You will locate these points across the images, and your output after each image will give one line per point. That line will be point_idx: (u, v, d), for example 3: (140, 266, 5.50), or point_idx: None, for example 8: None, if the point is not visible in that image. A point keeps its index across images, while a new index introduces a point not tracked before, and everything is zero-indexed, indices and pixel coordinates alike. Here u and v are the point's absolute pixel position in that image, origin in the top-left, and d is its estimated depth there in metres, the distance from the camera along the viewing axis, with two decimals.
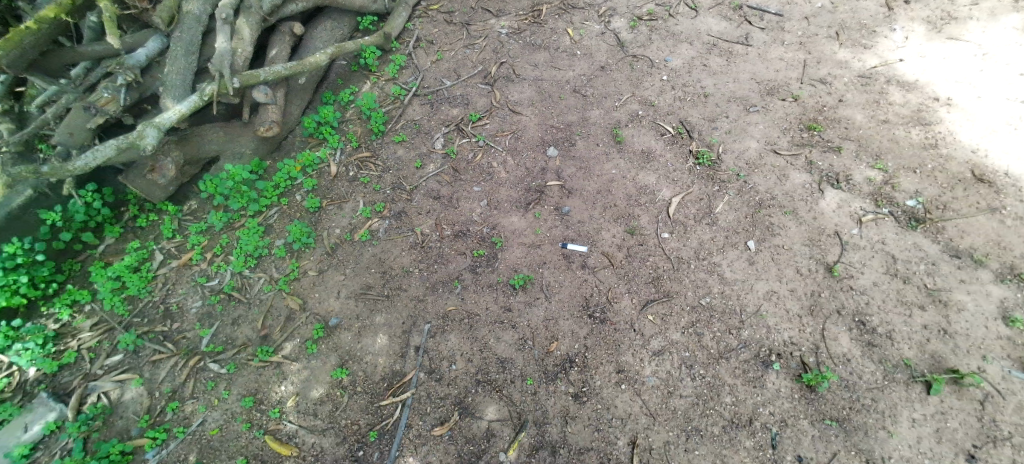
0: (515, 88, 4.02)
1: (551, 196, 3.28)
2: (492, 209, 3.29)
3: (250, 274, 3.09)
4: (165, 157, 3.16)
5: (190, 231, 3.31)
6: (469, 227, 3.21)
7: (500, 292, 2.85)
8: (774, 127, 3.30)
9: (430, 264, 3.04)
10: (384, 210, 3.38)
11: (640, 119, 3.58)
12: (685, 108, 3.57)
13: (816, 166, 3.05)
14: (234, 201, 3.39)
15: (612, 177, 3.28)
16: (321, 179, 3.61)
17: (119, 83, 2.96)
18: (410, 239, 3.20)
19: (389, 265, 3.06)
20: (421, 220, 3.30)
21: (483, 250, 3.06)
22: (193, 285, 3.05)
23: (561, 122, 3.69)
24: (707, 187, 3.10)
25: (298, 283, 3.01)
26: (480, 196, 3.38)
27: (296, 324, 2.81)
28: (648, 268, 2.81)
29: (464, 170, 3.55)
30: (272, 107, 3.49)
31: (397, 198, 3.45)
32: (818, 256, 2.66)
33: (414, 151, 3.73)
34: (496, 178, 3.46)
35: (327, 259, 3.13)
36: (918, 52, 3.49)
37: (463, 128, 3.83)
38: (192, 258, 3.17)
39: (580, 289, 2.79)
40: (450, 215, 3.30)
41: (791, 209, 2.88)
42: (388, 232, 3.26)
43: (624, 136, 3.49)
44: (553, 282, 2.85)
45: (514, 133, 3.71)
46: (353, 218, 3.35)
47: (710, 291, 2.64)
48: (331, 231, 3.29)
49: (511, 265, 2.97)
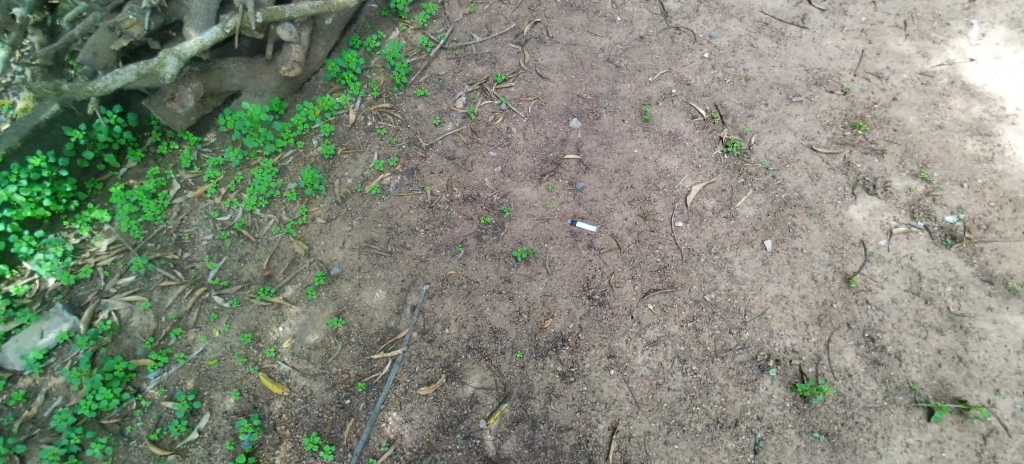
0: (546, 51, 3.84)
1: (567, 169, 3.19)
2: (505, 176, 3.21)
3: (260, 214, 3.12)
4: (185, 87, 3.16)
5: (208, 165, 3.34)
6: (480, 193, 3.16)
7: (501, 262, 2.82)
8: (816, 120, 3.10)
9: (437, 225, 3.02)
10: (398, 165, 3.35)
11: (673, 98, 3.40)
12: (722, 90, 3.36)
13: (854, 168, 2.87)
14: (251, 139, 3.38)
15: (634, 156, 3.15)
16: (338, 126, 3.58)
17: (144, 7, 2.93)
18: (420, 198, 3.17)
19: (397, 222, 3.06)
20: (433, 179, 3.26)
21: (490, 218, 3.03)
22: (206, 218, 3.11)
23: (589, 93, 3.53)
24: (732, 179, 2.95)
25: (306, 229, 3.03)
26: (495, 161, 3.30)
27: (299, 268, 2.86)
28: (657, 256, 2.73)
29: (482, 133, 3.46)
30: (295, 47, 3.40)
31: (411, 155, 3.41)
32: (836, 264, 2.52)
33: (434, 108, 3.65)
34: (514, 144, 3.37)
35: (337, 208, 3.14)
36: (993, 53, 3.16)
37: (487, 88, 3.72)
38: (207, 191, 3.22)
39: (584, 269, 2.74)
40: (463, 178, 3.25)
41: (818, 211, 2.74)
42: (399, 188, 3.23)
43: (652, 114, 3.33)
44: (557, 259, 2.80)
45: (539, 99, 3.57)
46: (366, 170, 3.33)
47: (716, 287, 2.55)
48: (343, 180, 3.28)
49: (517, 237, 2.93)
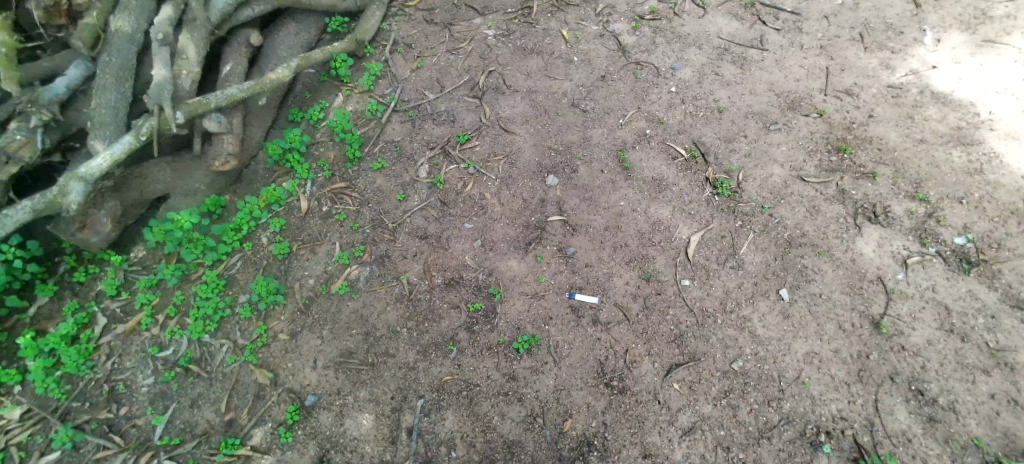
0: (506, 102, 3.58)
1: (553, 233, 2.90)
2: (488, 250, 2.90)
3: (209, 341, 2.68)
4: (97, 209, 2.67)
5: (138, 287, 2.85)
6: (463, 274, 2.83)
7: (500, 357, 2.50)
8: (799, 147, 2.99)
9: (422, 321, 2.68)
10: (365, 253, 2.98)
11: (648, 139, 3.20)
12: (698, 125, 3.20)
13: (849, 195, 2.76)
14: (188, 250, 2.93)
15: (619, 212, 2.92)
16: (289, 216, 3.17)
17: (33, 123, 2.44)
18: (396, 290, 2.82)
19: (373, 324, 2.69)
20: (407, 265, 2.91)
21: (479, 303, 2.71)
22: (143, 357, 2.64)
23: (561, 143, 3.27)
24: (729, 222, 2.77)
25: (267, 352, 2.62)
26: (474, 234, 2.99)
27: (266, 405, 2.46)
28: (670, 324, 2.48)
29: (453, 203, 3.14)
30: (229, 136, 3.00)
31: (378, 239, 3.04)
32: (860, 307, 2.37)
33: (395, 181, 3.29)
34: (490, 212, 3.06)
35: (300, 318, 2.73)
36: (953, 58, 3.17)
37: (450, 150, 3.39)
38: (140, 322, 2.74)
39: (593, 351, 2.46)
40: (440, 259, 2.91)
41: (826, 249, 2.59)
42: (370, 281, 2.86)
43: (631, 161, 3.11)
44: (564, 344, 2.50)
45: (508, 157, 3.27)
46: (328, 265, 2.94)
47: (742, 352, 2.33)
48: (304, 281, 2.88)
49: (513, 322, 2.62)
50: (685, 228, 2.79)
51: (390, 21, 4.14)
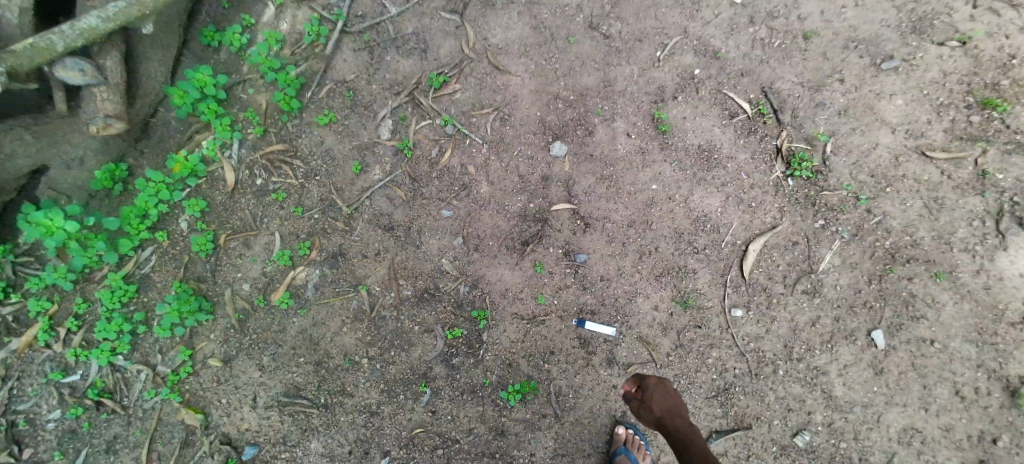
0: (496, 15, 2.37)
1: (557, 229, 2.16)
2: (471, 251, 2.20)
3: (124, 366, 2.09)
4: None
5: (30, 290, 2.13)
6: (440, 284, 2.18)
7: (486, 403, 2.00)
8: (922, 101, 2.00)
9: (389, 349, 2.11)
10: (313, 251, 2.24)
11: (698, 84, 2.17)
12: (770, 62, 2.12)
13: (993, 183, 1.88)
14: (78, 255, 2.13)
15: (654, 202, 2.10)
16: (212, 190, 2.32)
17: None
18: (354, 304, 2.18)
19: (325, 352, 2.11)
20: (367, 269, 2.22)
21: (460, 330, 2.09)
22: (45, 383, 2.07)
23: (573, 88, 2.27)
24: (804, 221, 1.97)
25: (194, 384, 2.08)
26: (454, 226, 2.24)
27: (196, 455, 1.99)
28: (711, 370, 1.90)
29: (426, 181, 2.31)
30: (103, 89, 2.03)
31: (329, 229, 2.28)
32: (988, 366, 1.73)
33: (349, 143, 2.36)
34: (474, 196, 2.27)
35: (234, 339, 2.14)
36: None
37: (421, 100, 2.36)
38: (35, 338, 2.09)
39: (608, 403, 1.96)
40: (410, 260, 2.22)
41: (946, 270, 1.83)
42: (321, 290, 2.20)
43: (670, 121, 2.16)
44: (568, 391, 1.98)
45: (499, 110, 2.32)
46: (267, 265, 2.23)
47: (812, 421, 1.81)
48: (237, 288, 2.21)
49: (503, 357, 2.04)
50: (752, 222, 2.00)
51: None
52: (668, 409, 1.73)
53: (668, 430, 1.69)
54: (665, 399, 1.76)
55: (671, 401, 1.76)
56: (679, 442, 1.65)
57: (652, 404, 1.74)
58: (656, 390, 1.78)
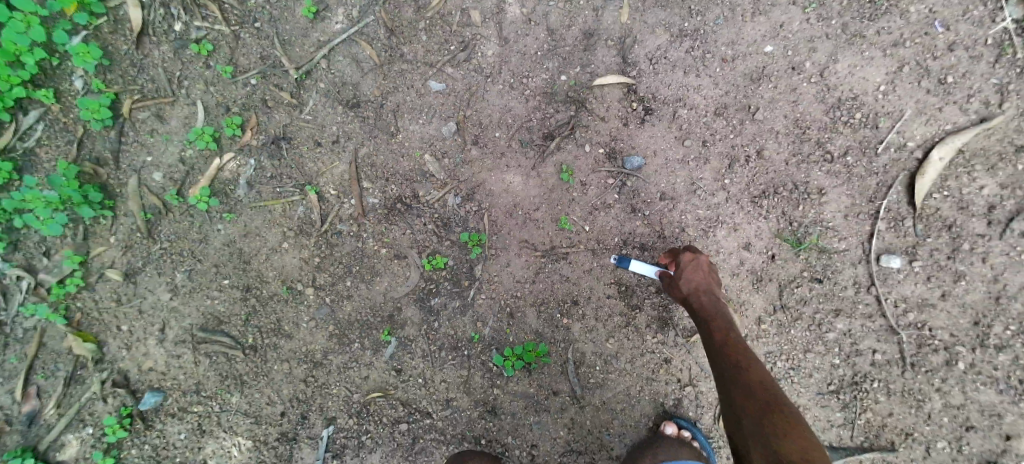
0: None
1: (596, 115, 1.43)
2: (467, 146, 1.49)
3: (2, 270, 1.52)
4: None
5: None
6: (421, 190, 1.49)
7: (473, 366, 1.45)
8: None
9: (343, 278, 1.49)
10: (246, 132, 1.58)
11: None
12: None
13: None
14: None
15: (793, 85, 1.35)
16: (106, 35, 1.59)
17: None
18: (301, 211, 1.53)
19: (258, 274, 1.52)
20: (320, 163, 1.55)
21: (445, 258, 1.46)
22: None
23: None
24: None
25: (88, 301, 1.55)
26: (444, 107, 1.51)
27: (83, 399, 1.51)
28: (832, 353, 1.36)
29: (407, 37, 1.53)
30: None
31: (269, 104, 1.58)
32: None
33: None
34: (477, 61, 1.50)
35: (140, 246, 1.56)
36: None
37: None
38: None
39: (653, 386, 1.43)
40: (382, 156, 1.52)
41: None
42: (256, 189, 1.56)
43: None
44: (595, 361, 1.43)
45: None
46: (184, 150, 1.59)
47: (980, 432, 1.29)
48: (145, 178, 1.58)
49: (502, 302, 1.45)
50: (940, 126, 1.29)
51: None
52: (701, 287, 1.19)
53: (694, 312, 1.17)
54: (702, 276, 1.21)
55: (709, 278, 1.21)
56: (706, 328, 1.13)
57: (678, 278, 1.21)
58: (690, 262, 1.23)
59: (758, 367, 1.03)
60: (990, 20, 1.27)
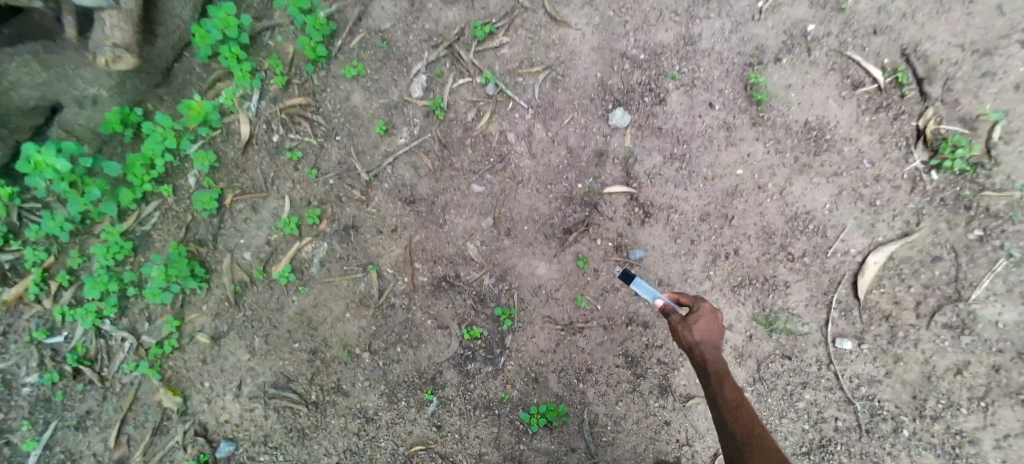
0: None
1: (608, 217, 1.78)
2: (502, 236, 1.84)
3: (110, 333, 1.88)
4: None
5: (19, 240, 1.87)
6: (462, 272, 1.83)
7: (503, 424, 1.71)
8: None
9: (395, 344, 1.79)
10: (322, 221, 1.96)
11: (817, 44, 1.69)
12: (925, 21, 1.61)
13: None
14: (73, 200, 1.86)
15: (766, 196, 1.69)
16: (221, 145, 2.04)
17: None
18: (362, 286, 1.87)
19: (324, 339, 1.82)
20: (381, 247, 1.91)
21: (480, 329, 1.76)
22: (27, 343, 1.86)
23: (649, 45, 1.83)
24: (950, 233, 1.56)
25: (178, 360, 1.86)
26: (483, 205, 1.88)
27: (172, 443, 1.80)
28: (802, 419, 1.63)
29: (456, 149, 1.95)
30: (115, 13, 1.79)
31: (343, 198, 1.98)
32: None
33: (380, 100, 2.02)
34: (512, 170, 1.89)
35: (227, 313, 1.89)
36: None
37: (461, 51, 1.99)
38: (23, 292, 1.87)
39: (657, 444, 1.68)
40: (431, 242, 1.88)
41: None
42: (326, 267, 1.91)
43: (770, 92, 1.71)
44: (607, 420, 1.70)
45: (555, 67, 1.91)
46: (271, 235, 1.97)
47: None
48: (238, 256, 1.96)
49: (528, 368, 1.73)
50: (881, 232, 1.61)
51: None
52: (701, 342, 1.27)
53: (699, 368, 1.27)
54: (712, 329, 1.29)
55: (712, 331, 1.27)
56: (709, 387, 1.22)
57: (683, 328, 1.29)
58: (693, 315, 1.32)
59: (761, 430, 1.12)
60: (919, 152, 1.60)
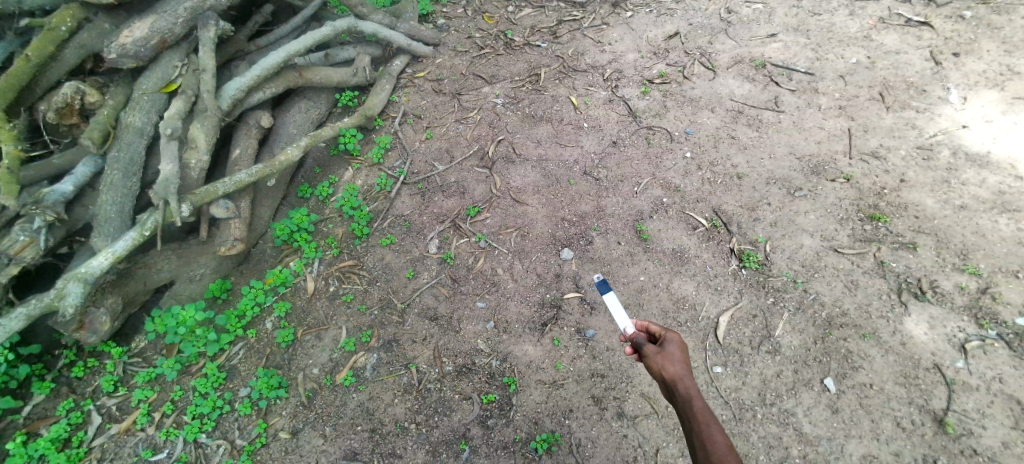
0: (517, 171, 3.46)
1: (569, 312, 2.74)
2: (501, 333, 2.73)
3: (206, 442, 2.50)
4: (98, 306, 2.52)
5: (136, 381, 2.72)
6: (476, 359, 2.66)
7: (519, 457, 2.30)
8: (829, 216, 2.80)
9: (434, 416, 2.48)
10: (372, 338, 2.80)
11: (666, 208, 3.06)
12: (717, 193, 3.05)
13: (889, 268, 2.53)
14: (189, 344, 2.80)
15: (661, 288, 2.72)
16: (296, 298, 3.02)
17: (37, 225, 2.38)
18: (405, 379, 2.62)
19: (380, 420, 2.49)
20: (416, 350, 2.73)
21: (493, 394, 2.51)
22: (135, 461, 2.47)
23: (575, 213, 3.15)
24: (759, 299, 2.57)
25: (265, 454, 2.43)
26: (486, 314, 2.82)
27: None
28: None
29: (464, 281, 2.99)
30: (237, 222, 2.97)
31: (386, 321, 2.87)
32: (919, 402, 2.09)
33: (405, 257, 3.15)
34: (503, 289, 2.91)
35: (302, 413, 2.55)
36: (983, 116, 3.04)
37: (460, 224, 3.26)
38: (135, 422, 2.58)
39: (622, 451, 2.25)
40: (451, 343, 2.74)
41: (870, 330, 2.35)
42: (377, 369, 2.67)
43: (650, 232, 2.97)
44: (587, 442, 2.29)
45: (520, 229, 3.15)
46: (334, 352, 2.77)
47: (788, 455, 2.08)
48: (309, 371, 2.71)
49: (530, 416, 2.41)
50: (725, 299, 2.61)
51: (400, 92, 4.12)
52: (669, 365, 1.74)
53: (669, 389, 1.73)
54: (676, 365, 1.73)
55: (679, 357, 1.76)
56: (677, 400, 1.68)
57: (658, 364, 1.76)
58: (663, 345, 1.82)
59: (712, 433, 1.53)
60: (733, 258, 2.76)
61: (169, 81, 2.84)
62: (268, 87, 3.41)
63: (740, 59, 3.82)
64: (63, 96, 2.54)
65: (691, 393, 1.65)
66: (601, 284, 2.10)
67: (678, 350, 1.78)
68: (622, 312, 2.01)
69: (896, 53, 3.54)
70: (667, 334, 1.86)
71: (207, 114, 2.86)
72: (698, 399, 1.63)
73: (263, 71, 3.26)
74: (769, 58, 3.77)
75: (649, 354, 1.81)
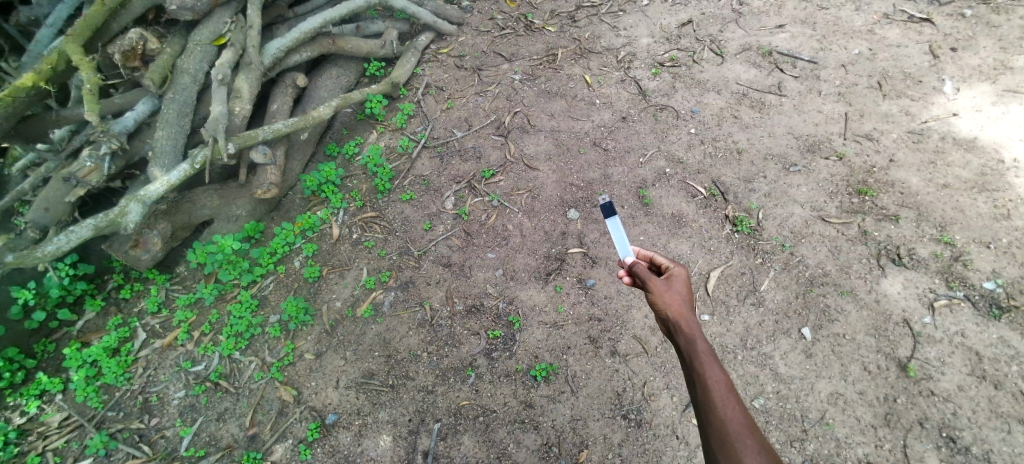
0: (531, 140, 3.68)
1: (573, 265, 2.97)
2: (509, 280, 2.96)
3: (240, 358, 2.79)
4: (151, 229, 2.93)
5: (178, 305, 3.02)
6: (484, 301, 2.89)
7: (519, 383, 2.56)
8: (819, 189, 3.00)
9: (444, 346, 2.73)
10: (390, 279, 3.03)
11: (668, 178, 3.27)
12: (717, 166, 3.27)
13: (872, 237, 2.73)
14: (227, 272, 3.08)
15: (659, 245, 2.95)
16: (321, 242, 3.27)
17: (103, 152, 2.80)
18: (419, 315, 2.86)
19: (395, 348, 2.74)
20: (430, 291, 2.96)
21: (499, 330, 2.75)
22: (177, 370, 2.78)
23: (582, 180, 3.36)
24: (748, 260, 2.79)
25: (293, 370, 2.72)
26: (496, 264, 3.05)
27: (289, 421, 2.54)
28: None
29: (476, 233, 3.21)
30: (272, 168, 3.21)
31: (403, 265, 3.10)
32: (886, 350, 2.35)
33: (423, 211, 3.36)
34: (513, 242, 3.14)
35: (326, 339, 2.82)
36: (974, 106, 3.23)
37: (475, 185, 3.48)
38: (177, 338, 2.89)
39: (612, 382, 2.51)
40: (462, 287, 2.96)
41: (848, 288, 2.57)
42: (394, 305, 2.92)
43: (651, 198, 3.18)
44: (582, 374, 2.55)
45: (531, 191, 3.37)
46: (355, 289, 3.02)
47: (764, 390, 2.33)
48: (332, 304, 2.96)
49: (532, 350, 2.67)
50: (717, 261, 2.82)
51: (425, 65, 4.34)
52: (675, 303, 1.62)
53: (669, 328, 1.62)
54: (678, 304, 1.62)
55: (685, 297, 1.65)
56: (678, 340, 1.56)
57: (659, 302, 1.64)
58: (669, 282, 1.69)
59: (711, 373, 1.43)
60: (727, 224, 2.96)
61: (220, 35, 3.18)
62: (305, 50, 3.68)
63: (748, 47, 4.01)
64: (129, 40, 2.85)
65: (696, 334, 1.54)
66: (607, 209, 1.97)
67: (685, 291, 1.67)
68: (625, 239, 1.90)
69: (898, 46, 3.72)
70: (674, 271, 1.73)
71: (250, 67, 3.20)
72: (702, 340, 1.52)
73: (301, 34, 3.53)
74: (776, 46, 3.96)
75: (653, 289, 1.68)
